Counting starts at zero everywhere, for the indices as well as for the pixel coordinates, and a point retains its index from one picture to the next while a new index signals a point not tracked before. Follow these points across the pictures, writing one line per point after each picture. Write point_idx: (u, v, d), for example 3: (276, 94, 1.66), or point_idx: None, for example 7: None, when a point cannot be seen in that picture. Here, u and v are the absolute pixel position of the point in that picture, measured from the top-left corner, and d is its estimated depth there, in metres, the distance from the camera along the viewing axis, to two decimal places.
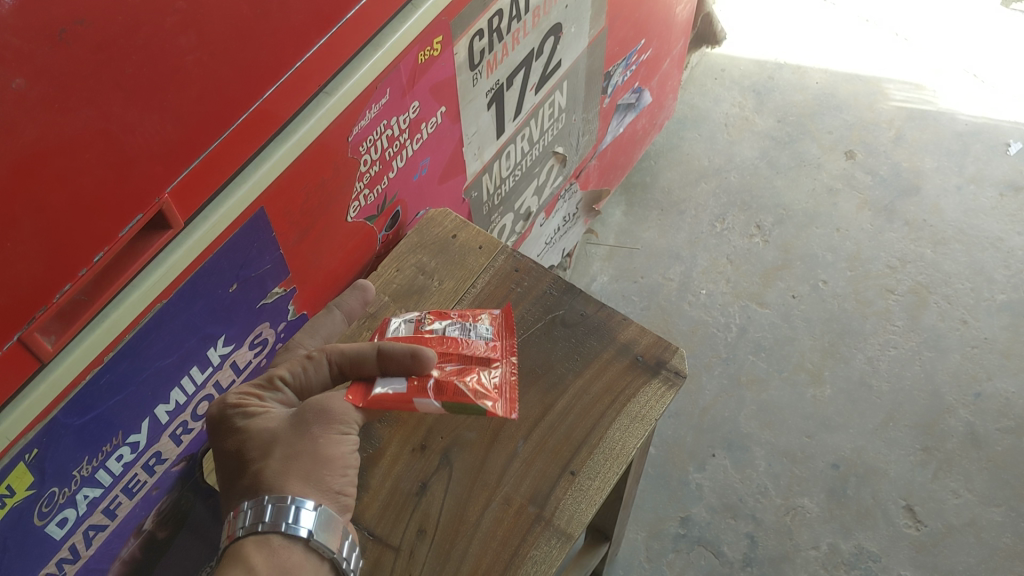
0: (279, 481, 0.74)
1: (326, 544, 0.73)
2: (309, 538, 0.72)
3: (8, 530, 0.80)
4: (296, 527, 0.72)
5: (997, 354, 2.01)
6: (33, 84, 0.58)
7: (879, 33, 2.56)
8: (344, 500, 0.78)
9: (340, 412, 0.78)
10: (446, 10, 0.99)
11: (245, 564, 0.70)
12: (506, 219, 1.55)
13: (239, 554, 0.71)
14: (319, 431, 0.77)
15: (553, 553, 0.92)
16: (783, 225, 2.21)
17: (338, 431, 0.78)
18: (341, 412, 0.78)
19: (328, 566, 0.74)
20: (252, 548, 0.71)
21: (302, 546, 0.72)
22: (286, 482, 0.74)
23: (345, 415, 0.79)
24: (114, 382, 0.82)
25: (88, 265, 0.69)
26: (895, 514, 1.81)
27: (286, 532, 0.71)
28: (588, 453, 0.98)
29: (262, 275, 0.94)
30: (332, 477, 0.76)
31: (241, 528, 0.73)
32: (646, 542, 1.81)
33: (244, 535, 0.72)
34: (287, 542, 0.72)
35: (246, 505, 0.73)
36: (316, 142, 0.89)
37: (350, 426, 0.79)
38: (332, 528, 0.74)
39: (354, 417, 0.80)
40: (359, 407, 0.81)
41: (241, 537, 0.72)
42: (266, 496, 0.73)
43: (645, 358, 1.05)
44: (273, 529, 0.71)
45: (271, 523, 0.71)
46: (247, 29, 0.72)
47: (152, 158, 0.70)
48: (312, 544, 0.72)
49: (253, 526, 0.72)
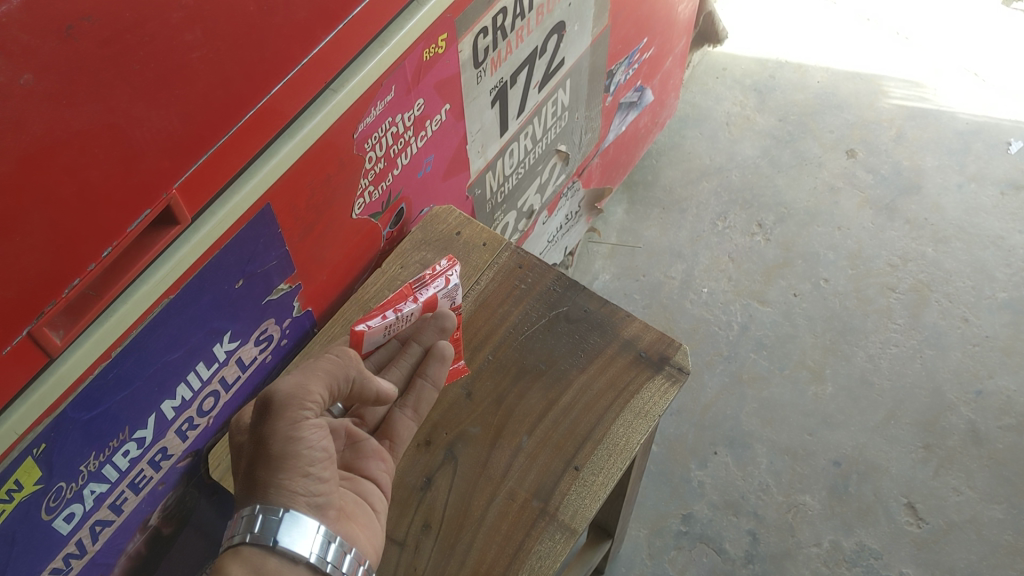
0: (244, 494, 0.73)
1: (295, 549, 0.71)
2: (274, 545, 0.70)
3: (17, 525, 0.80)
4: (262, 535, 0.71)
5: (998, 351, 2.02)
6: (40, 79, 0.58)
7: (879, 32, 2.56)
8: (315, 498, 0.74)
9: (284, 400, 0.75)
10: (452, 7, 1.00)
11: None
12: (509, 217, 1.55)
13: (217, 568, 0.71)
14: (268, 429, 0.74)
15: (557, 548, 0.92)
16: (785, 223, 2.21)
17: (289, 422, 0.74)
18: (285, 400, 0.75)
19: (308, 571, 0.73)
20: (226, 562, 0.71)
21: (275, 555, 0.71)
22: (251, 491, 0.73)
23: (293, 403, 0.75)
24: (122, 376, 0.83)
25: (96, 259, 0.70)
26: (896, 512, 1.82)
27: (253, 541, 0.71)
28: (592, 448, 0.98)
29: (267, 271, 0.95)
30: (292, 477, 0.73)
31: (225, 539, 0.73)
32: (648, 539, 1.81)
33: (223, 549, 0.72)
34: (259, 552, 0.71)
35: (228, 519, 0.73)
36: (322, 139, 0.90)
37: (299, 413, 0.75)
38: (301, 533, 0.71)
39: (306, 401, 0.76)
40: (314, 388, 0.77)
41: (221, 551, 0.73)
42: (242, 508, 0.73)
43: (649, 353, 1.05)
44: (240, 541, 0.71)
45: (239, 536, 0.71)
46: (254, 25, 0.73)
47: (159, 153, 0.70)
48: (281, 551, 0.71)
49: (227, 540, 0.72)
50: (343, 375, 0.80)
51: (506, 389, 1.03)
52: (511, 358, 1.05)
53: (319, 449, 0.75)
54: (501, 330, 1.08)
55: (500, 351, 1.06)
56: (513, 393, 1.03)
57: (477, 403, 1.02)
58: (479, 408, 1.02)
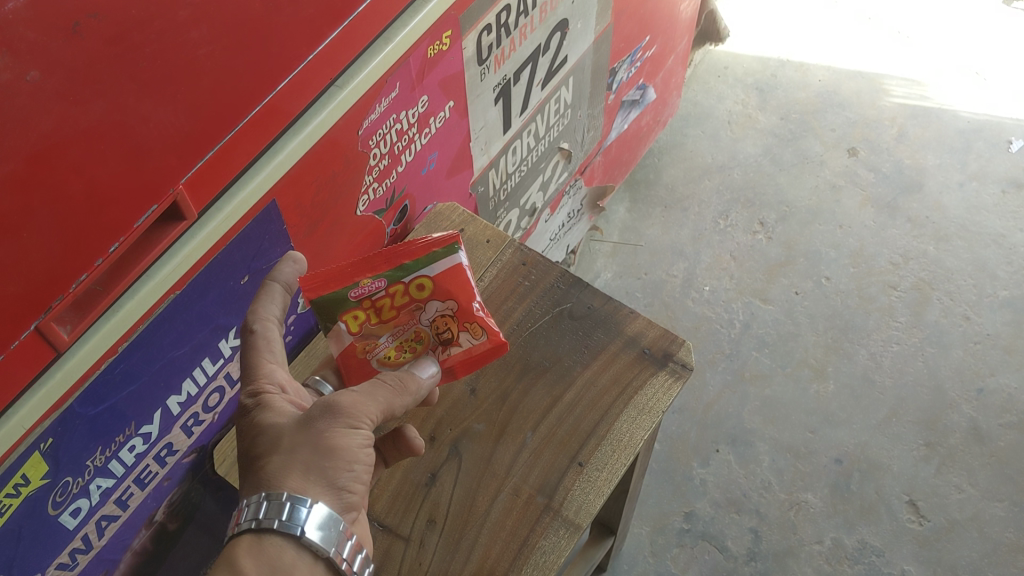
0: (276, 476, 0.72)
1: (317, 541, 0.70)
2: (300, 536, 0.70)
3: (23, 519, 0.81)
4: (288, 523, 0.70)
5: (999, 350, 2.02)
6: (47, 76, 0.59)
7: (880, 31, 2.57)
8: (348, 499, 0.74)
9: (347, 407, 0.74)
10: (456, 4, 1.00)
11: (231, 563, 0.69)
12: (511, 214, 1.55)
13: (232, 551, 0.71)
14: (323, 425, 0.74)
15: (562, 543, 0.93)
16: (787, 222, 2.21)
17: (344, 426, 0.74)
18: (349, 407, 0.74)
19: (323, 565, 0.72)
20: (245, 544, 0.70)
21: (293, 544, 0.70)
22: (284, 479, 0.72)
23: (354, 412, 0.75)
24: (128, 372, 0.83)
25: (103, 255, 0.70)
26: (898, 509, 1.82)
27: (280, 529, 0.70)
28: (596, 444, 0.98)
29: (273, 267, 0.95)
30: (333, 475, 0.73)
31: (237, 524, 0.72)
32: (650, 537, 1.82)
33: (239, 531, 0.71)
34: (279, 539, 0.70)
35: (245, 499, 0.72)
36: (327, 136, 0.90)
37: (358, 422, 0.75)
38: (326, 526, 0.71)
39: (365, 414, 0.75)
40: (374, 404, 0.76)
41: (235, 533, 0.72)
42: (262, 492, 0.72)
43: (653, 350, 1.06)
44: (263, 525, 0.70)
45: (262, 520, 0.70)
46: (259, 23, 0.73)
47: (166, 150, 0.70)
48: (305, 541, 0.70)
49: (245, 523, 0.71)
50: (397, 408, 0.79)
51: (511, 386, 1.03)
52: (515, 355, 1.05)
53: (366, 458, 0.75)
54: (505, 327, 1.08)
55: None
56: (517, 390, 1.03)
57: (482, 400, 1.03)
58: (483, 405, 1.02)
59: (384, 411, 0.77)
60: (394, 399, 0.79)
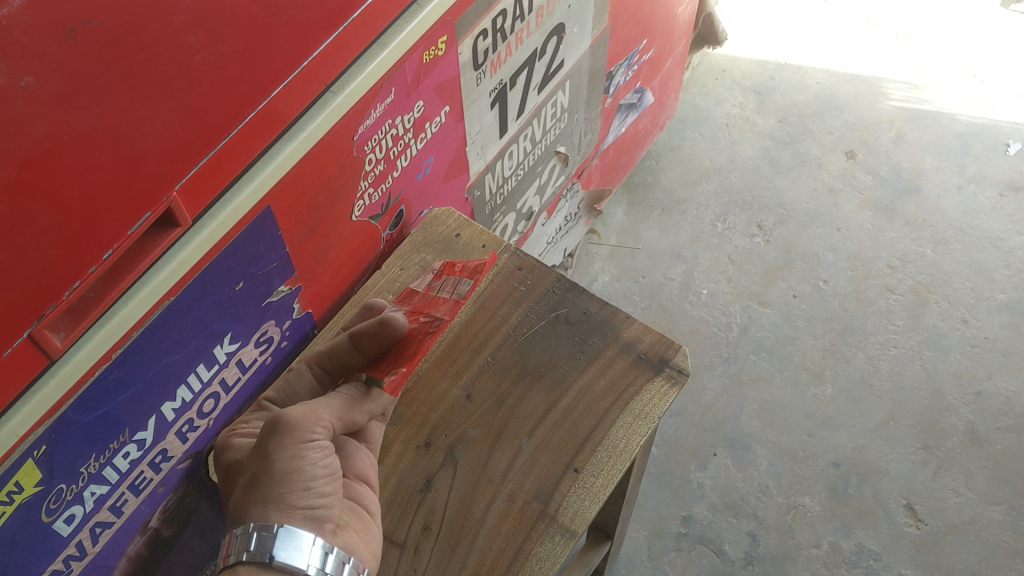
0: (243, 512, 0.74)
1: (293, 563, 0.71)
2: (270, 560, 0.71)
3: (17, 527, 0.80)
4: (259, 553, 0.71)
5: (997, 353, 2.02)
6: (43, 81, 0.59)
7: (879, 34, 2.57)
8: (314, 511, 0.76)
9: (294, 421, 0.76)
10: (452, 10, 1.00)
11: None
12: (508, 218, 1.55)
13: None
14: (275, 446, 0.75)
15: (557, 549, 0.93)
16: (785, 224, 2.21)
17: (295, 442, 0.76)
18: (296, 420, 0.76)
19: None
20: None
21: (269, 570, 0.71)
22: (249, 511, 0.74)
23: (301, 424, 0.76)
24: (122, 379, 0.83)
25: (97, 262, 0.70)
26: (896, 513, 1.82)
27: (251, 559, 0.71)
28: (592, 449, 0.98)
29: (268, 273, 0.95)
30: (293, 496, 0.75)
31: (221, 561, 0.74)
32: (648, 541, 1.81)
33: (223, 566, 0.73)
34: (253, 568, 0.71)
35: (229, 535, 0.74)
36: (322, 141, 0.90)
37: (309, 433, 0.76)
38: (298, 546, 0.72)
39: (316, 423, 0.77)
40: (325, 413, 0.78)
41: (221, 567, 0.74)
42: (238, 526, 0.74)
43: (649, 355, 1.06)
44: (238, 559, 0.71)
45: (236, 554, 0.72)
46: (255, 25, 0.72)
47: (162, 155, 0.70)
48: (279, 566, 0.71)
49: (225, 558, 0.73)
50: (355, 417, 0.81)
51: (507, 391, 1.03)
52: (512, 360, 1.05)
53: None
54: (501, 331, 1.08)
55: (500, 353, 1.06)
56: (513, 396, 1.03)
57: (478, 404, 1.02)
58: (480, 410, 1.02)
59: (338, 415, 0.79)
60: (354, 408, 0.81)
